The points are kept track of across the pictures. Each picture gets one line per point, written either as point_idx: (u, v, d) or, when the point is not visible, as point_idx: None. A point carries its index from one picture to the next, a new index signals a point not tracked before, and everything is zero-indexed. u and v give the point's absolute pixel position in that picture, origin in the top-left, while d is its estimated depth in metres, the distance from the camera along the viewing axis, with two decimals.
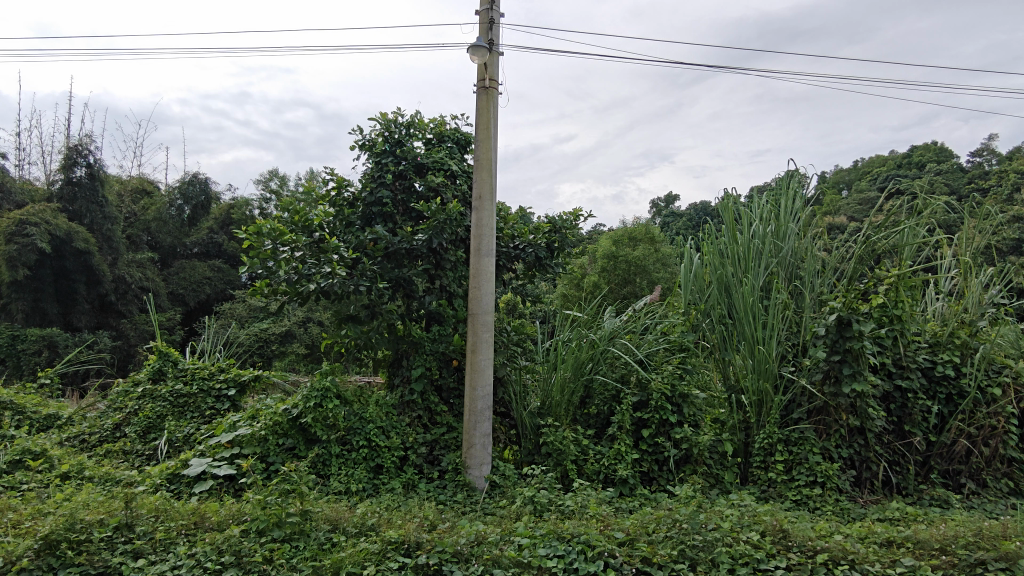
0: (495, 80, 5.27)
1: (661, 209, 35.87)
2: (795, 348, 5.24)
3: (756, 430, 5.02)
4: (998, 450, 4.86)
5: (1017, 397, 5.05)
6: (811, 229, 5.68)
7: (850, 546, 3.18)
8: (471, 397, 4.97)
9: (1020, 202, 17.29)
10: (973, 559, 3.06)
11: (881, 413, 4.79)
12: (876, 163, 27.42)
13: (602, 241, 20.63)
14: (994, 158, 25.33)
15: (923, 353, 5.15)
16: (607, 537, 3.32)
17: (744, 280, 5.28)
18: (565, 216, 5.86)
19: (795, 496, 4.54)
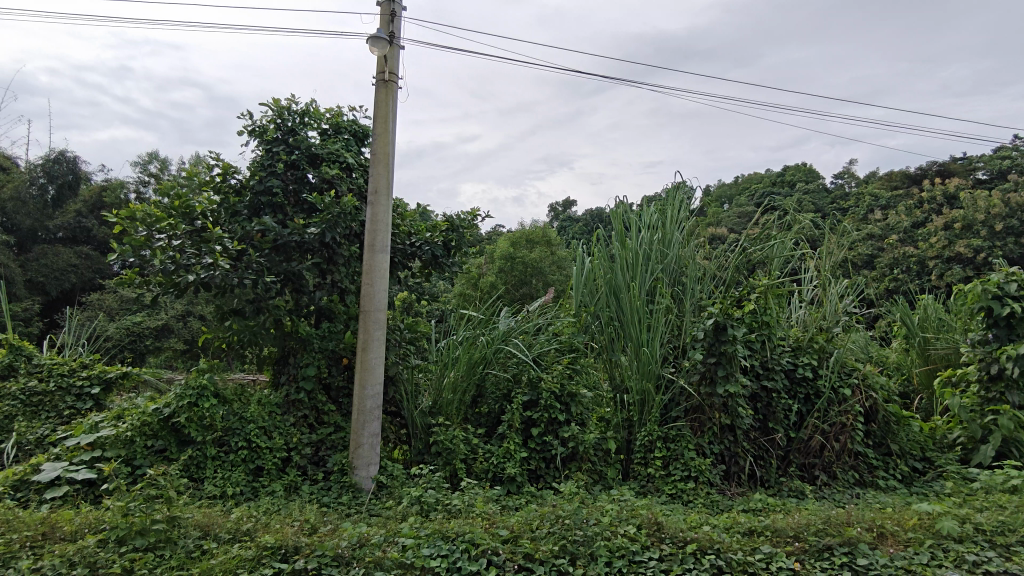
0: (394, 74, 5.17)
1: (558, 213, 36.75)
2: (675, 350, 5.54)
3: (637, 428, 5.26)
4: (847, 444, 5.35)
5: (864, 397, 5.60)
6: (694, 238, 6.01)
7: (716, 536, 3.40)
8: (359, 396, 4.84)
9: (873, 220, 19.21)
10: (822, 545, 3.37)
11: (749, 411, 5.16)
12: (754, 179, 29.56)
13: (501, 242, 20.82)
14: (853, 181, 28.00)
15: (787, 355, 5.60)
16: (491, 535, 3.35)
17: (631, 285, 5.49)
18: (463, 215, 5.87)
19: (671, 490, 4.80)
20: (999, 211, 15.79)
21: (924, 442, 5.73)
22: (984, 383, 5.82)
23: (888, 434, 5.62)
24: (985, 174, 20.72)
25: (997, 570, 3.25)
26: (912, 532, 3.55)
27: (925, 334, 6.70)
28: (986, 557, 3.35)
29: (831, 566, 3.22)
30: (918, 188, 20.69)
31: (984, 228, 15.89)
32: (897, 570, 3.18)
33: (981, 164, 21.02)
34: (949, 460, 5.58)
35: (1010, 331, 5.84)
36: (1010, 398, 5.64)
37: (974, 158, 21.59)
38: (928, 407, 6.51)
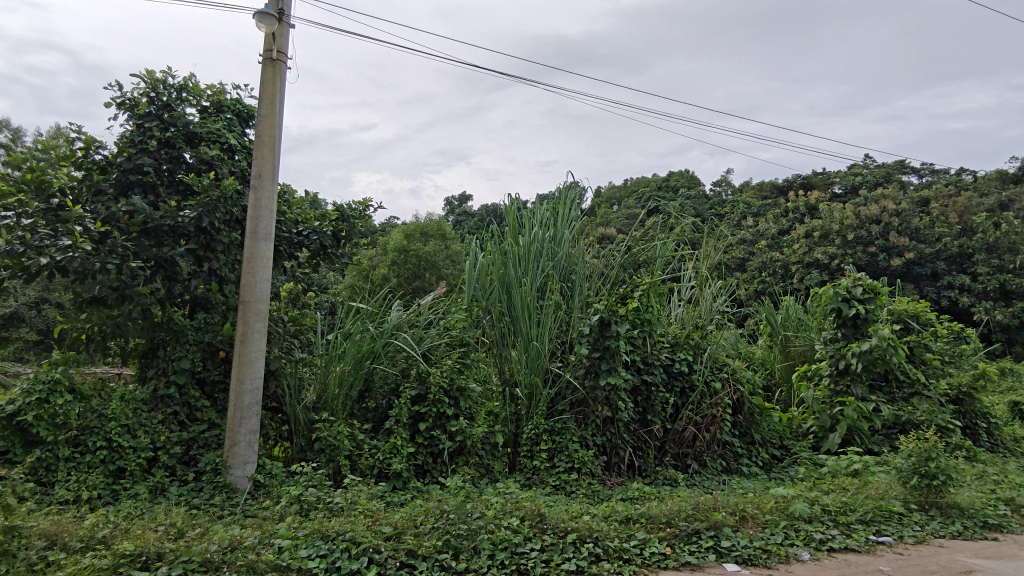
0: (283, 53, 4.91)
1: (454, 207, 36.63)
2: (563, 345, 5.69)
3: (524, 421, 5.35)
4: (716, 434, 5.72)
5: (732, 390, 6.02)
6: (584, 237, 6.18)
7: (595, 525, 3.52)
8: (236, 391, 4.58)
9: (746, 226, 20.68)
10: (691, 529, 3.58)
11: (629, 404, 5.41)
12: (642, 183, 30.91)
13: (395, 234, 20.47)
14: (730, 189, 29.97)
15: (665, 351, 5.90)
16: (373, 532, 3.29)
17: (522, 281, 5.56)
18: (354, 205, 5.69)
19: (555, 481, 4.92)
20: (851, 222, 17.51)
21: (782, 431, 6.24)
22: (833, 377, 6.44)
23: (752, 424, 6.07)
24: (840, 189, 22.89)
25: (839, 546, 3.61)
26: (770, 514, 3.86)
27: (786, 332, 7.30)
28: (831, 535, 3.72)
29: (698, 549, 3.44)
30: (785, 198, 22.51)
31: (838, 237, 17.58)
32: (756, 550, 3.45)
33: (837, 180, 23.19)
34: (803, 447, 6.11)
35: (856, 330, 6.56)
36: (854, 390, 6.30)
37: (832, 174, 23.78)
38: (787, 399, 7.10)
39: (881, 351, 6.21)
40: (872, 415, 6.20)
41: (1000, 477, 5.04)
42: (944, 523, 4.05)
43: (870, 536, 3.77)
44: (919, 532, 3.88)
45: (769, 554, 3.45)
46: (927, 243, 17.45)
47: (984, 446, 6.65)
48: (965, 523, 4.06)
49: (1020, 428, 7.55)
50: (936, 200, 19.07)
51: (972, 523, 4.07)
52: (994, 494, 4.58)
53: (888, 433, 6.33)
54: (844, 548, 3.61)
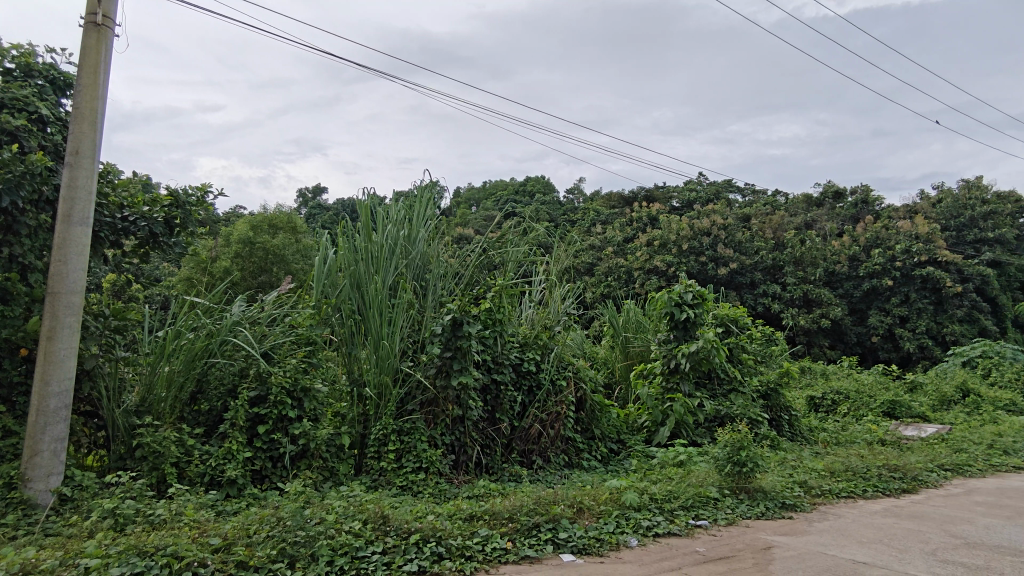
0: (109, 19, 4.40)
1: (306, 199, 35.01)
2: (415, 344, 5.66)
3: (372, 422, 5.24)
4: (559, 431, 5.97)
5: (575, 388, 6.33)
6: (439, 236, 6.15)
7: (438, 524, 3.52)
8: (40, 394, 4.03)
9: (594, 232, 21.83)
10: (531, 523, 3.71)
11: (479, 403, 5.48)
12: (499, 186, 31.53)
13: (239, 224, 19.14)
14: (581, 198, 31.45)
15: (515, 351, 6.06)
16: (199, 545, 3.04)
17: (374, 278, 5.41)
18: (190, 190, 5.23)
19: (401, 482, 4.86)
20: (685, 234, 19.10)
21: (620, 426, 6.64)
22: (665, 375, 6.98)
23: (593, 420, 6.42)
24: (678, 203, 24.88)
25: (663, 530, 3.92)
26: (604, 505, 4.10)
27: (626, 333, 7.79)
28: (656, 521, 4.03)
29: (537, 542, 3.57)
30: (630, 208, 24.05)
31: (675, 247, 19.11)
32: (590, 540, 3.65)
33: (675, 194, 25.19)
34: (637, 441, 6.56)
35: (685, 332, 7.15)
36: (682, 387, 6.88)
37: (671, 188, 25.80)
38: (625, 396, 7.59)
39: (705, 352, 6.84)
40: (696, 410, 6.80)
41: (796, 462, 5.76)
42: (750, 505, 4.54)
43: (690, 520, 4.13)
44: (730, 514, 4.32)
45: (601, 543, 3.66)
46: (747, 255, 19.46)
47: (786, 435, 7.55)
48: (767, 504, 4.57)
49: (814, 419, 8.66)
50: (756, 217, 21.37)
51: (773, 504, 4.59)
52: (790, 477, 5.22)
53: (710, 425, 6.98)
54: (667, 533, 3.93)
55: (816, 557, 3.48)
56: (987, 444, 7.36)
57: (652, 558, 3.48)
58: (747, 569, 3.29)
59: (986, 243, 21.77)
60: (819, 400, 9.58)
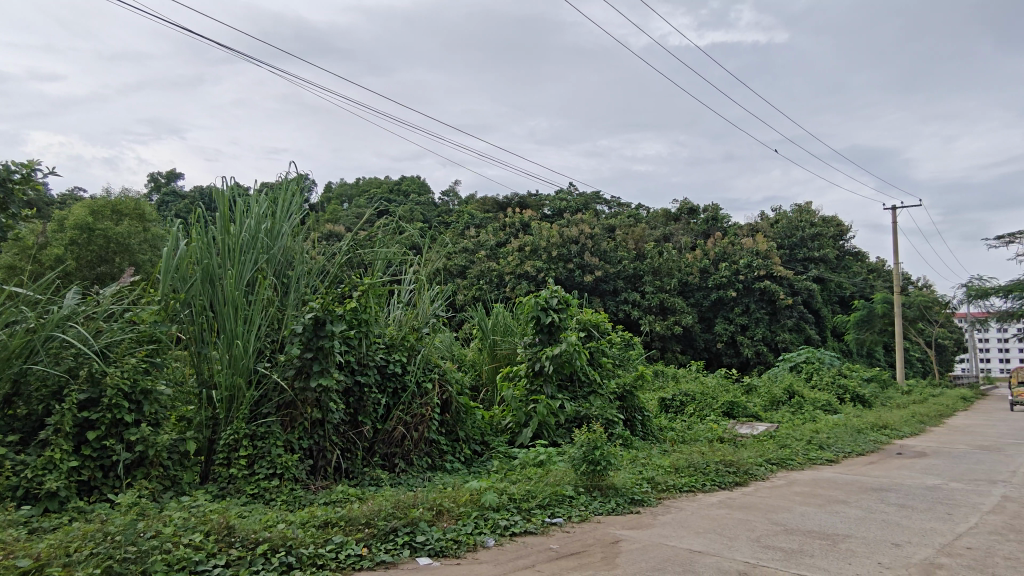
0: None
1: (158, 184, 32.21)
2: (273, 344, 5.40)
3: (222, 427, 4.90)
4: (423, 434, 5.91)
5: (441, 390, 6.31)
6: (304, 232, 5.85)
7: (289, 532, 3.36)
8: None
9: (468, 236, 21.97)
10: (389, 528, 3.65)
11: (340, 406, 5.31)
12: (373, 183, 30.77)
13: (75, 208, 17.19)
14: (456, 200, 31.52)
15: (381, 352, 5.96)
16: (5, 568, 2.68)
17: (230, 272, 5.04)
18: (14, 167, 4.63)
19: (252, 490, 4.59)
20: (555, 241, 19.74)
21: (484, 428, 6.71)
22: (530, 377, 7.17)
23: (457, 422, 6.43)
24: (549, 210, 25.64)
25: (520, 529, 4.01)
26: (463, 507, 4.12)
27: (494, 336, 7.88)
28: (513, 521, 4.11)
29: (394, 546, 3.51)
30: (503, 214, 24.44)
31: (545, 253, 19.67)
32: (447, 542, 3.64)
33: (547, 202, 25.95)
34: (500, 442, 6.66)
35: (550, 336, 7.38)
36: (545, 389, 7.09)
37: (543, 196, 26.55)
38: (491, 398, 7.68)
39: (568, 355, 7.09)
40: (558, 411, 7.03)
41: (645, 460, 6.13)
42: (602, 501, 4.76)
43: (545, 518, 4.26)
44: (583, 511, 4.51)
45: (459, 544, 3.67)
46: (612, 263, 20.45)
47: (639, 434, 8.00)
48: (618, 500, 4.82)
49: (664, 419, 9.25)
50: (620, 228, 22.55)
51: (623, 499, 4.85)
52: (640, 474, 5.55)
53: (570, 426, 7.24)
54: (523, 531, 4.02)
55: (658, 549, 3.71)
56: (807, 440, 8.25)
57: (507, 557, 3.55)
58: (595, 563, 3.44)
59: (813, 262, 24.47)
60: (670, 401, 10.25)
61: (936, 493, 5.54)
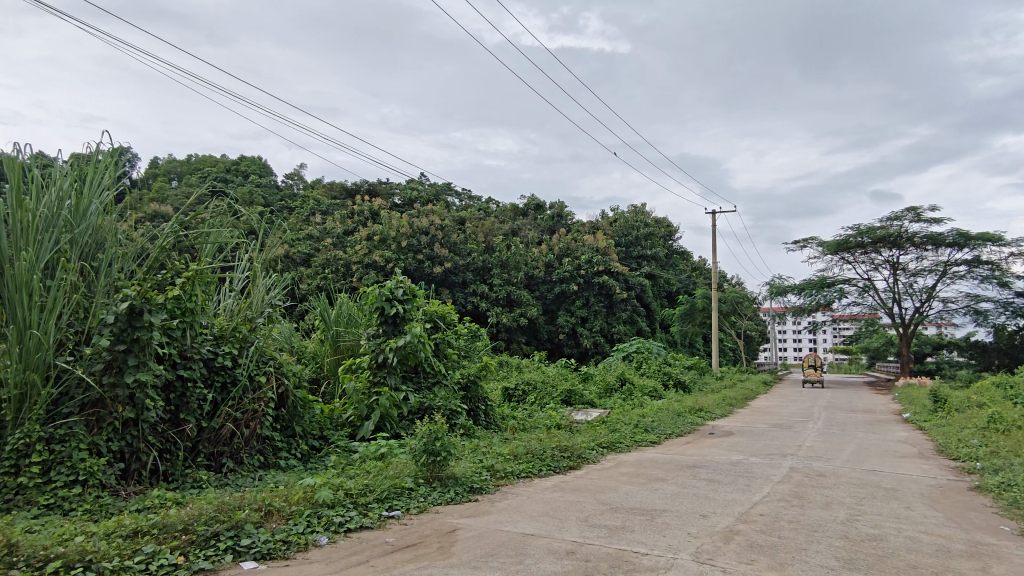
0: None
1: None
2: (77, 336, 4.79)
3: (10, 430, 4.26)
4: (255, 430, 5.55)
5: (276, 384, 5.95)
6: (119, 211, 5.24)
7: (89, 546, 2.99)
8: None
9: (313, 222, 21.01)
10: (209, 533, 3.38)
11: (159, 403, 4.83)
12: (207, 161, 28.31)
13: None
14: (300, 184, 30.05)
15: (207, 344, 5.50)
16: None
17: (22, 253, 4.37)
18: None
19: (46, 500, 4.02)
20: (404, 231, 19.46)
21: (322, 422, 6.45)
22: (373, 369, 7.00)
23: (294, 417, 6.11)
24: (400, 200, 25.23)
25: (355, 525, 3.91)
26: (295, 505, 3.94)
27: (337, 327, 7.58)
28: (349, 517, 4.00)
29: (214, 552, 3.27)
30: (352, 201, 23.64)
31: (394, 243, 19.32)
32: (275, 544, 3.46)
33: (397, 191, 25.50)
34: (340, 436, 6.43)
35: (395, 328, 7.29)
36: (388, 381, 6.98)
37: (393, 185, 26.05)
38: (332, 391, 7.40)
39: (412, 347, 7.03)
40: (401, 403, 6.94)
41: (486, 449, 6.26)
42: (441, 492, 4.78)
43: (383, 512, 4.20)
44: (421, 502, 4.50)
45: (288, 545, 3.49)
46: (461, 255, 20.57)
47: (481, 424, 8.13)
48: (457, 489, 4.88)
49: (506, 408, 9.50)
50: (470, 221, 22.76)
51: (462, 488, 4.91)
52: (480, 463, 5.65)
53: (413, 417, 7.19)
54: (359, 527, 3.92)
55: (492, 535, 3.80)
56: (635, 425, 8.89)
57: (339, 554, 3.44)
58: (431, 553, 3.44)
59: (645, 259, 26.36)
60: (512, 391, 10.54)
61: (739, 468, 6.23)
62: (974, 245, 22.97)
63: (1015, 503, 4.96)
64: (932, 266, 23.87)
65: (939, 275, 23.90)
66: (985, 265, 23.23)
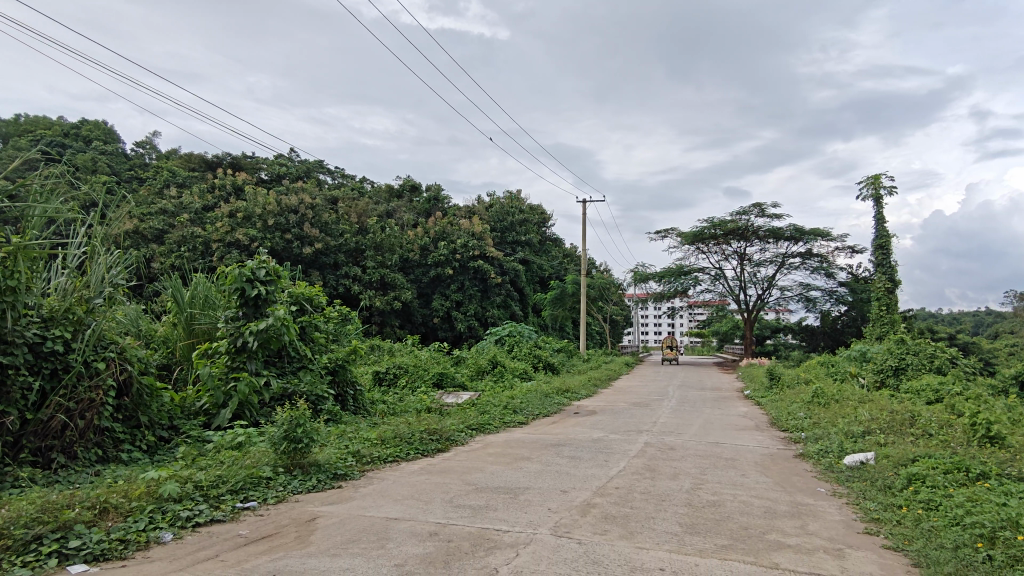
0: None
1: None
2: None
3: None
4: (92, 421, 5.03)
5: (118, 370, 5.42)
6: None
7: None
8: None
9: (167, 195, 19.34)
10: (31, 537, 3.03)
11: None
12: (38, 122, 25.07)
13: None
14: (154, 154, 27.56)
15: (33, 327, 4.90)
16: None
17: None
18: None
19: None
20: (271, 209, 18.42)
21: (172, 411, 5.98)
22: (231, 355, 6.58)
23: (139, 407, 5.60)
24: (266, 175, 23.82)
25: (204, 519, 3.67)
26: (135, 502, 3.63)
27: (192, 310, 7.02)
28: (198, 511, 3.75)
29: (35, 557, 2.93)
30: (212, 174, 21.99)
31: (259, 221, 18.22)
32: (110, 544, 3.17)
33: (264, 165, 24.06)
34: (192, 426, 5.99)
35: (256, 310, 6.90)
36: (248, 366, 6.59)
37: (259, 159, 24.55)
38: (184, 377, 6.85)
39: (275, 330, 6.69)
40: (261, 389, 6.58)
41: (352, 434, 6.11)
42: (303, 480, 4.62)
43: (237, 503, 3.98)
44: (280, 492, 4.31)
45: (126, 544, 3.22)
46: (332, 236, 19.84)
47: (349, 409, 7.91)
48: (319, 477, 4.72)
49: (377, 393, 9.34)
50: (342, 201, 22.00)
51: (325, 476, 4.77)
52: (345, 448, 5.51)
53: (274, 404, 6.86)
54: (209, 521, 3.69)
55: (355, 521, 3.72)
56: (504, 406, 9.08)
57: (186, 551, 3.22)
58: (288, 544, 3.31)
59: (520, 245, 26.85)
60: (383, 374, 10.36)
61: (599, 445, 6.55)
62: (807, 239, 25.61)
63: (830, 467, 5.62)
64: (773, 257, 26.34)
65: (779, 266, 26.42)
66: (816, 257, 26.00)
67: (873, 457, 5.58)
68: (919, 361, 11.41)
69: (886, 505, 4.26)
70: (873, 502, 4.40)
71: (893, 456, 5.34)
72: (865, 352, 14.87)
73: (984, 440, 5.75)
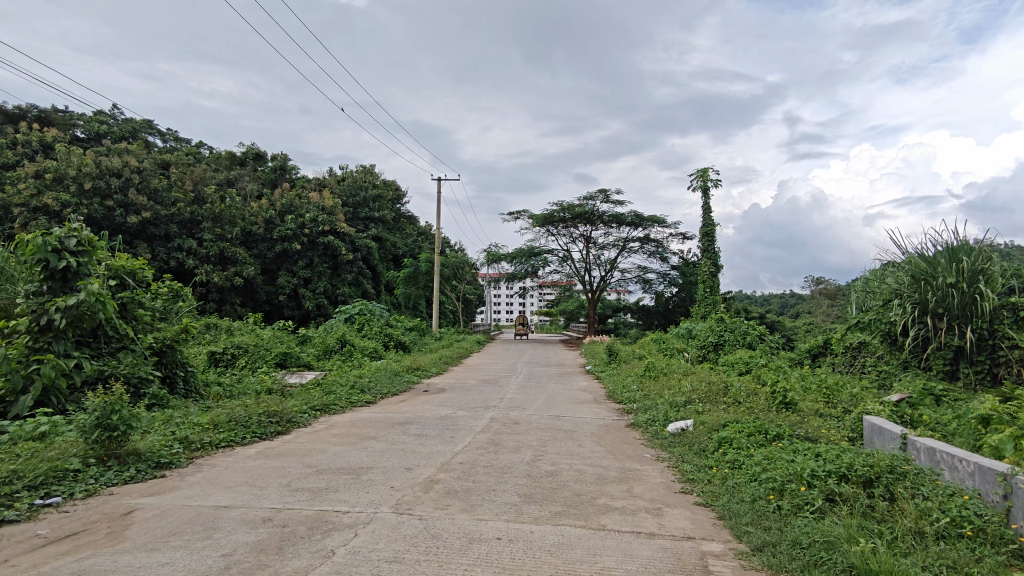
0: None
1: None
2: None
3: None
4: None
5: None
6: None
7: None
8: None
9: None
10: None
11: None
12: None
13: None
14: None
15: None
16: None
17: None
18: None
19: None
20: (89, 170, 16.35)
21: None
22: (32, 335, 5.80)
23: None
24: (82, 133, 21.08)
25: None
26: None
27: None
28: None
29: None
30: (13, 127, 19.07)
31: (74, 183, 16.14)
32: None
33: (79, 121, 21.28)
34: None
35: (64, 284, 6.11)
36: (54, 347, 5.85)
37: (74, 114, 21.66)
38: None
39: (89, 307, 5.96)
40: (70, 372, 5.87)
41: (180, 419, 5.64)
42: (118, 471, 4.19)
43: (35, 501, 3.53)
44: (90, 485, 3.88)
45: None
46: (163, 204, 18.05)
47: (178, 393, 7.20)
48: (138, 467, 4.32)
49: (210, 374, 8.73)
50: (176, 165, 20.06)
51: (145, 465, 4.37)
52: (171, 435, 5.09)
53: (85, 388, 6.15)
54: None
55: (178, 512, 3.45)
56: (351, 386, 8.87)
57: None
58: (98, 541, 2.99)
59: (373, 221, 26.19)
60: (219, 355, 9.69)
61: (445, 422, 6.61)
62: (645, 225, 27.44)
63: (656, 434, 6.13)
64: (615, 241, 27.96)
65: (620, 249, 28.10)
66: (652, 242, 27.98)
67: (692, 424, 6.15)
68: (734, 338, 12.72)
69: (700, 467, 4.73)
70: (689, 464, 4.87)
71: (708, 423, 5.92)
72: (690, 329, 16.34)
73: (781, 406, 6.55)
